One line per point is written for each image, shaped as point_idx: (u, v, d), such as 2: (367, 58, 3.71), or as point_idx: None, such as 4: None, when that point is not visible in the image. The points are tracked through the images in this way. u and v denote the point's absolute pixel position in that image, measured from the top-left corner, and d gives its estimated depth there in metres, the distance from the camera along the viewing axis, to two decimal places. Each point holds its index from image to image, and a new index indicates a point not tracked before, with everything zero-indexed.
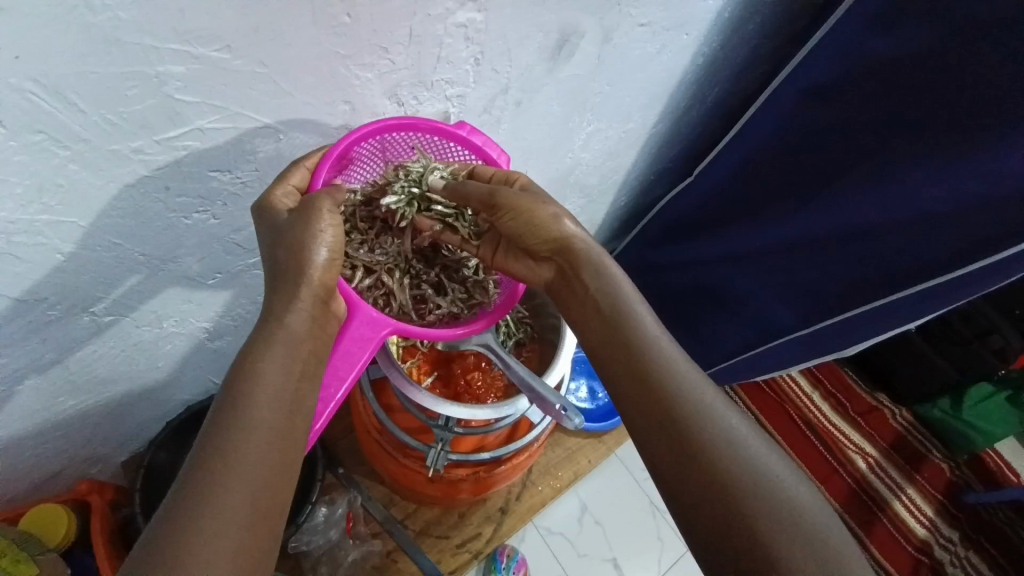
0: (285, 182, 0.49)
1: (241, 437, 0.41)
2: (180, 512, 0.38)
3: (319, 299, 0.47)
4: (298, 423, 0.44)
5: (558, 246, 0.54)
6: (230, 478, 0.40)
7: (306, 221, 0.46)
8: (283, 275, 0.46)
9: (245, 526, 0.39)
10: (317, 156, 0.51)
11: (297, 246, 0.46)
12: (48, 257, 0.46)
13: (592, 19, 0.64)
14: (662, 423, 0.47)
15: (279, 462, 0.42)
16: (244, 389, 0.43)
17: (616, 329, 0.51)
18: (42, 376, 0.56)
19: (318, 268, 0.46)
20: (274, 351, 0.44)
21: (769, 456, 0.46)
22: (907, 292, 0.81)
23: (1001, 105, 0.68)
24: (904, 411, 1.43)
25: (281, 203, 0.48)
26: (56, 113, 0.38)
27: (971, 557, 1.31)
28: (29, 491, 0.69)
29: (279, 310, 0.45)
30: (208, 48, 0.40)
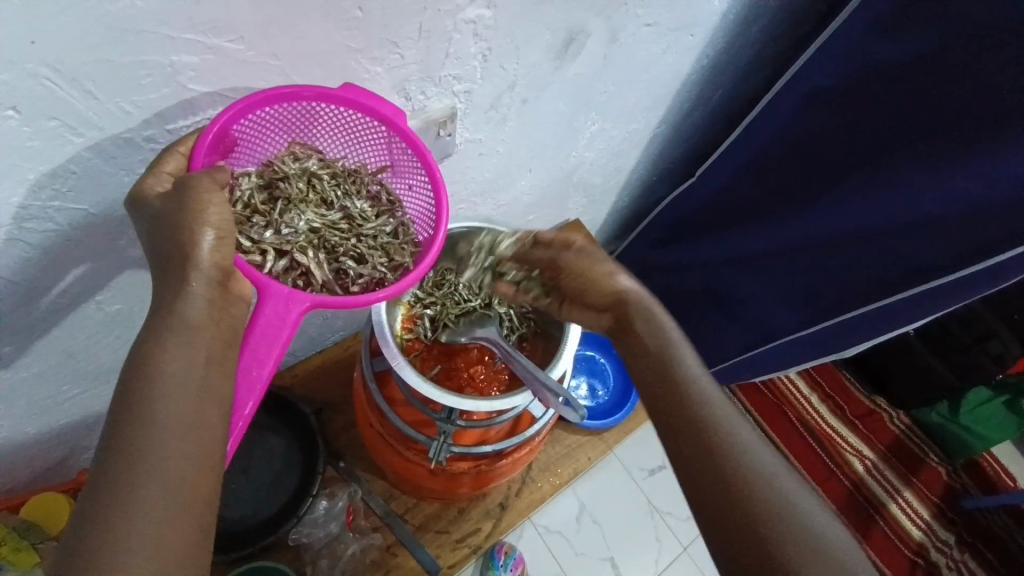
0: (157, 169, 0.42)
1: (147, 434, 0.38)
2: (96, 513, 0.36)
3: (218, 282, 0.41)
4: (211, 414, 0.40)
5: (617, 298, 0.57)
6: (141, 478, 0.37)
7: (183, 202, 0.39)
8: (167, 262, 0.40)
9: (164, 525, 0.37)
10: (192, 138, 0.44)
11: (177, 229, 0.39)
12: (58, 244, 0.47)
13: (598, 18, 0.65)
14: (711, 469, 0.49)
15: (192, 457, 0.38)
16: (144, 379, 0.38)
17: (668, 379, 0.54)
18: (48, 363, 0.57)
19: (205, 248, 0.40)
20: (170, 340, 0.39)
21: (807, 503, 0.49)
22: (907, 294, 0.82)
23: (1003, 109, 0.69)
24: (901, 415, 1.44)
25: (154, 189, 0.41)
26: (71, 100, 0.39)
27: (967, 561, 1.32)
28: (30, 479, 0.69)
29: (169, 299, 0.39)
30: (221, 39, 0.41)
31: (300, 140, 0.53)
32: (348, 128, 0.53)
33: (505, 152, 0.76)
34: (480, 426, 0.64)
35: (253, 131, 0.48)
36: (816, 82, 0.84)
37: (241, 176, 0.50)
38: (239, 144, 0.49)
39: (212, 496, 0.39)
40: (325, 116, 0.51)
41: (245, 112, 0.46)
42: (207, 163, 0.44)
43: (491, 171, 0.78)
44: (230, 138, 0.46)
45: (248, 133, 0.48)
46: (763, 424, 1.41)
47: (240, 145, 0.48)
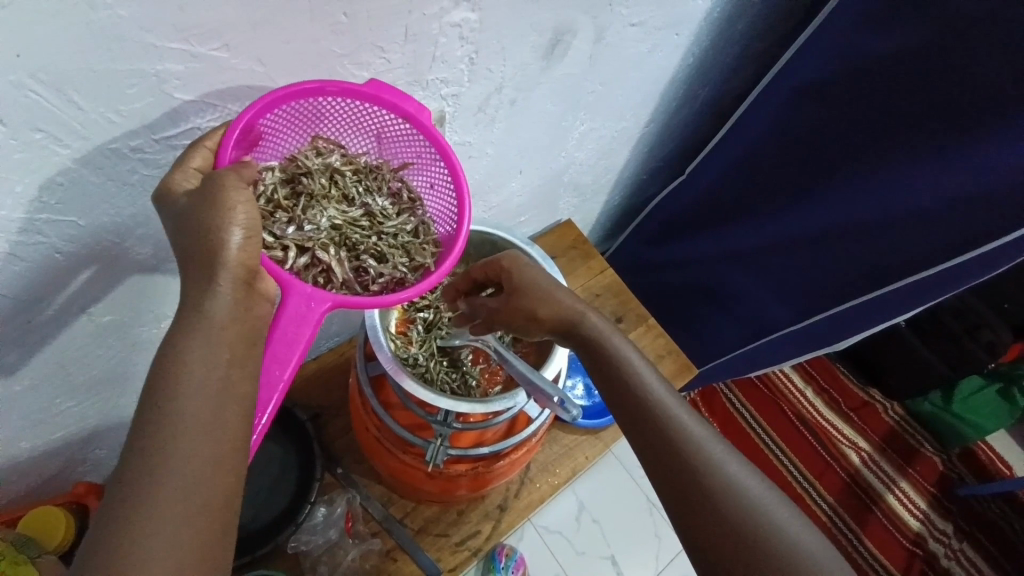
0: (185, 166, 0.42)
1: (171, 438, 0.37)
2: (118, 513, 0.36)
3: (244, 281, 0.40)
4: (235, 416, 0.39)
5: (573, 318, 0.57)
6: (166, 482, 0.37)
7: (211, 200, 0.39)
8: (194, 259, 0.39)
9: (187, 526, 0.37)
10: (219, 134, 0.44)
11: (203, 228, 0.39)
12: (48, 256, 0.47)
13: (585, 19, 0.65)
14: (682, 489, 0.50)
15: (216, 459, 0.38)
16: (168, 381, 0.38)
17: (632, 401, 0.54)
18: (40, 378, 0.56)
19: (233, 246, 0.39)
20: (196, 341, 0.39)
21: (783, 514, 0.49)
22: (896, 285, 0.83)
23: (986, 100, 0.70)
24: (895, 406, 1.45)
25: (182, 186, 0.42)
26: (56, 111, 0.39)
27: (964, 549, 1.33)
28: (23, 494, 0.69)
29: (196, 297, 0.39)
30: (206, 46, 0.41)
31: (321, 133, 0.52)
32: (372, 125, 0.53)
33: (496, 154, 0.76)
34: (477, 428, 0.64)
35: (278, 124, 0.48)
36: (802, 77, 0.84)
37: (264, 171, 0.49)
38: (263, 137, 0.48)
39: (231, 499, 0.39)
40: (350, 111, 0.51)
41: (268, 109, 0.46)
42: (232, 159, 0.44)
43: (481, 173, 0.78)
44: (254, 133, 0.46)
45: (273, 125, 0.48)
46: (760, 419, 1.41)
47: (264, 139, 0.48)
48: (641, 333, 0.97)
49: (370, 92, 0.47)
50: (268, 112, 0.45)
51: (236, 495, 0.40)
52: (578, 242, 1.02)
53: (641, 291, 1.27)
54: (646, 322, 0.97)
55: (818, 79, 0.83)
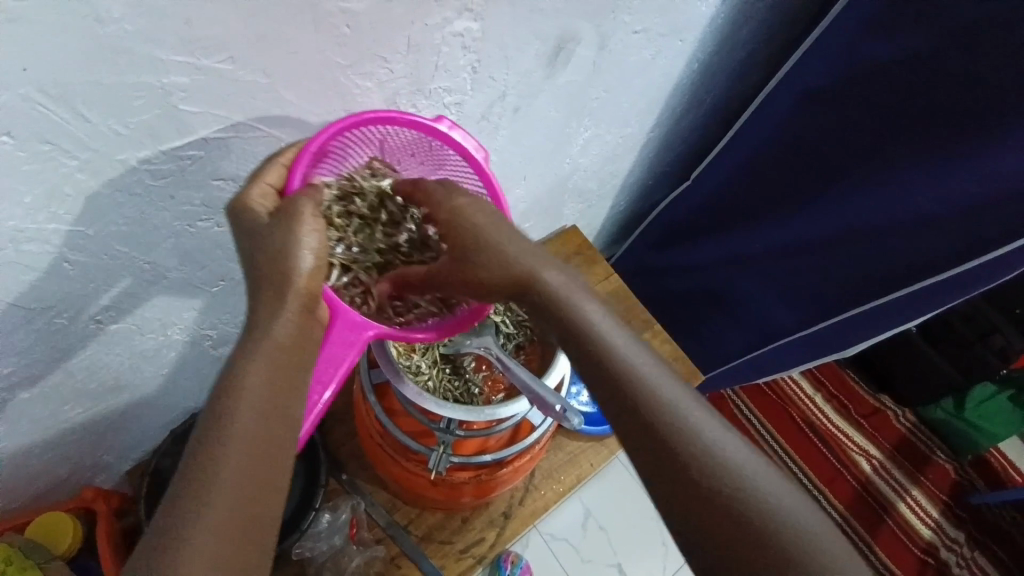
0: (260, 179, 0.47)
1: (225, 451, 0.40)
2: (171, 520, 0.39)
3: (306, 307, 0.45)
4: (282, 433, 0.43)
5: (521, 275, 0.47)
6: (216, 492, 0.39)
7: (289, 226, 0.45)
8: (268, 283, 0.45)
9: (231, 536, 0.39)
10: (293, 152, 0.48)
11: (280, 254, 0.44)
12: (56, 264, 0.47)
13: (587, 26, 0.65)
14: (673, 475, 0.43)
15: (263, 473, 0.41)
16: (229, 398, 0.42)
17: (604, 374, 0.46)
18: (48, 385, 0.57)
19: (303, 274, 0.45)
20: (259, 360, 0.43)
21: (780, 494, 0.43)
22: (903, 292, 0.82)
23: (993, 105, 0.69)
24: (906, 412, 1.44)
25: (259, 205, 0.46)
26: (64, 123, 0.39)
27: (977, 558, 1.31)
28: (34, 499, 0.70)
29: (266, 319, 0.44)
30: (211, 59, 0.41)
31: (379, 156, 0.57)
32: (432, 155, 0.55)
33: (499, 160, 0.76)
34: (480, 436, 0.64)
35: (343, 149, 0.52)
36: (807, 82, 0.84)
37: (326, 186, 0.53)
38: (330, 157, 0.52)
39: (272, 514, 0.42)
40: (409, 142, 0.55)
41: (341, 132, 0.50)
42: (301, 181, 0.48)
43: None
44: (324, 155, 0.50)
45: (342, 146, 0.51)
46: (768, 425, 1.40)
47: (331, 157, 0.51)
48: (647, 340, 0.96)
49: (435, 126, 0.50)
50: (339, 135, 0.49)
51: (276, 511, 0.42)
52: (582, 249, 1.01)
53: (646, 297, 1.26)
54: (651, 328, 0.97)
55: (823, 84, 0.82)
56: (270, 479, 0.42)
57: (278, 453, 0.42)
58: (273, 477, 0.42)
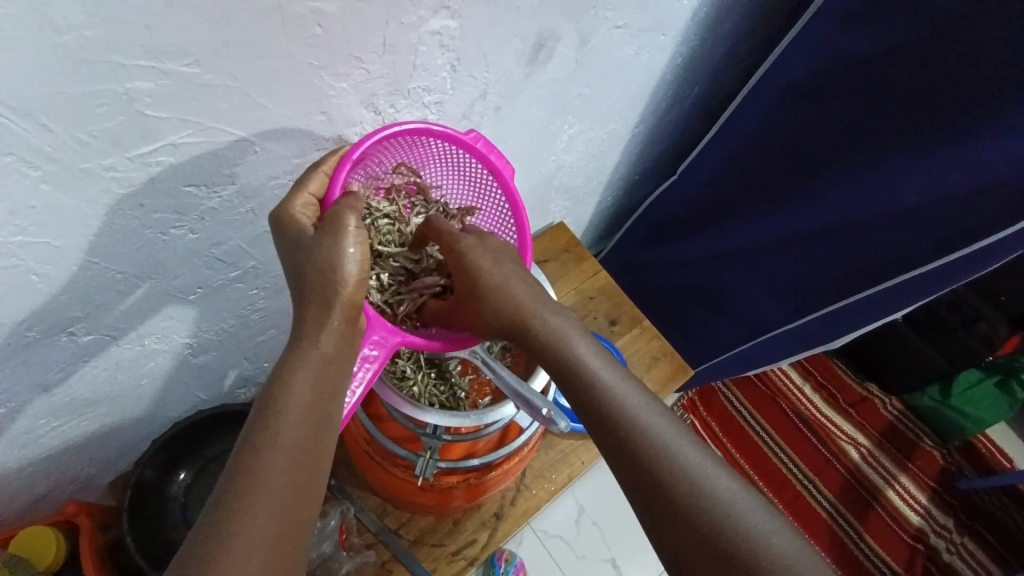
0: (303, 190, 0.49)
1: (270, 453, 0.41)
2: (211, 524, 0.38)
3: (351, 318, 0.46)
4: (324, 439, 0.43)
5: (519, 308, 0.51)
6: (259, 495, 0.39)
7: (336, 238, 0.46)
8: (316, 294, 0.45)
9: (275, 540, 0.39)
10: (334, 160, 0.51)
11: (328, 266, 0.45)
12: (24, 278, 0.46)
13: (568, 23, 0.64)
14: (653, 504, 0.45)
15: (305, 478, 0.41)
16: (275, 405, 0.42)
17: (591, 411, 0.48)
18: (24, 400, 0.56)
19: (348, 285, 0.46)
20: (306, 368, 0.44)
21: (746, 503, 0.44)
22: (890, 283, 0.82)
23: (975, 96, 0.69)
24: (893, 400, 1.44)
25: (303, 217, 0.48)
26: (24, 134, 0.38)
27: (966, 543, 1.32)
28: (16, 514, 0.68)
29: (312, 330, 0.45)
30: (177, 63, 0.40)
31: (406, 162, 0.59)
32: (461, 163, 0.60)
33: None
34: (467, 440, 0.63)
35: (378, 155, 0.55)
36: (790, 75, 0.83)
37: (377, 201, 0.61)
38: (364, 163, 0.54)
39: (309, 526, 0.41)
40: (444, 153, 0.59)
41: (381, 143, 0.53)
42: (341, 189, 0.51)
43: None
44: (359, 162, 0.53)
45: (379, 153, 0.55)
46: (758, 417, 1.41)
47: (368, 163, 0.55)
48: (636, 336, 0.96)
49: (467, 142, 0.54)
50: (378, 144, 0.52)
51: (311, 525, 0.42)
52: (572, 245, 1.01)
53: (635, 292, 1.26)
54: (640, 324, 0.97)
55: (806, 77, 0.82)
56: (311, 486, 0.42)
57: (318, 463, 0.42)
58: (314, 484, 0.42)
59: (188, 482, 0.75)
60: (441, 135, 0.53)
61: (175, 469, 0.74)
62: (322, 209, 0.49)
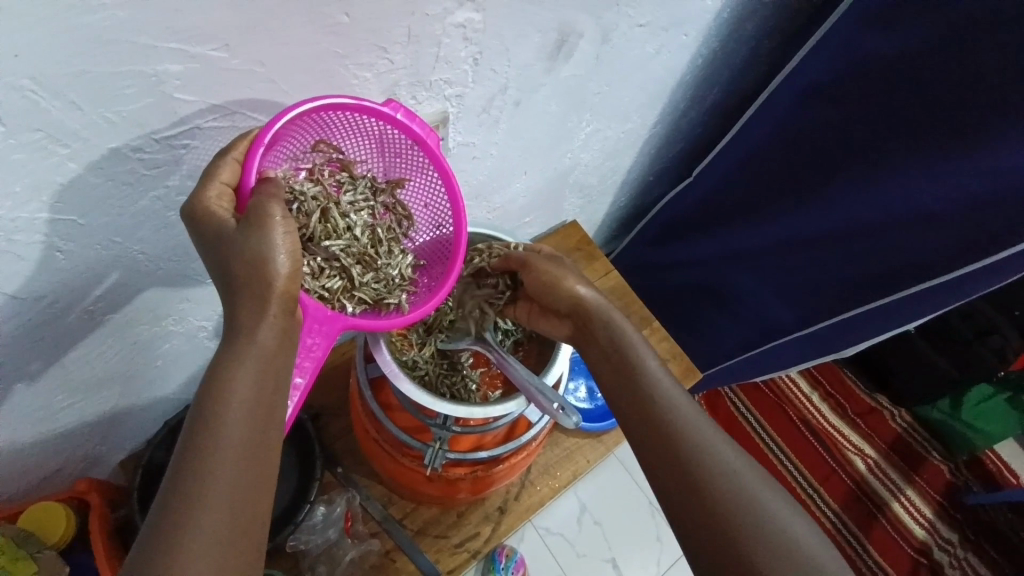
0: (214, 178, 0.44)
1: (215, 454, 0.42)
2: (168, 519, 0.40)
3: (290, 308, 0.44)
4: (271, 433, 0.44)
5: (574, 305, 0.59)
6: (212, 490, 0.41)
7: (259, 232, 0.42)
8: (247, 290, 0.43)
9: (232, 535, 0.41)
10: (244, 145, 0.46)
11: (256, 260, 0.42)
12: (47, 255, 0.47)
13: (590, 19, 0.64)
14: (677, 480, 0.51)
15: (257, 471, 0.43)
16: (216, 402, 0.43)
17: (649, 420, 0.54)
18: (40, 376, 0.57)
19: (282, 277, 0.43)
20: (246, 366, 0.43)
21: (762, 493, 0.50)
22: (905, 292, 0.81)
23: (1001, 106, 0.68)
24: (902, 412, 1.43)
25: (220, 209, 0.44)
26: (53, 112, 0.38)
27: (971, 559, 1.31)
28: (28, 489, 0.69)
29: (249, 324, 0.43)
30: (204, 47, 0.40)
31: (326, 138, 0.52)
32: (384, 139, 0.55)
33: (499, 155, 0.75)
34: (476, 432, 0.64)
35: (296, 132, 0.49)
36: (810, 79, 0.83)
37: (302, 178, 0.53)
38: (278, 144, 0.48)
39: (264, 512, 0.44)
40: (368, 129, 0.53)
41: (300, 120, 0.48)
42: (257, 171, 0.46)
43: (485, 174, 0.77)
44: (278, 139, 0.47)
45: (296, 132, 0.49)
46: (765, 423, 1.40)
47: (283, 143, 0.49)
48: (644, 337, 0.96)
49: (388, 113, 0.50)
50: (295, 121, 0.47)
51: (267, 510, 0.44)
52: (583, 243, 1.01)
53: (645, 293, 1.26)
54: (650, 325, 0.97)
55: (827, 81, 0.81)
56: (262, 479, 0.43)
57: (268, 451, 0.44)
58: (265, 477, 0.44)
59: None
60: (360, 108, 0.48)
61: None
62: (239, 199, 0.45)
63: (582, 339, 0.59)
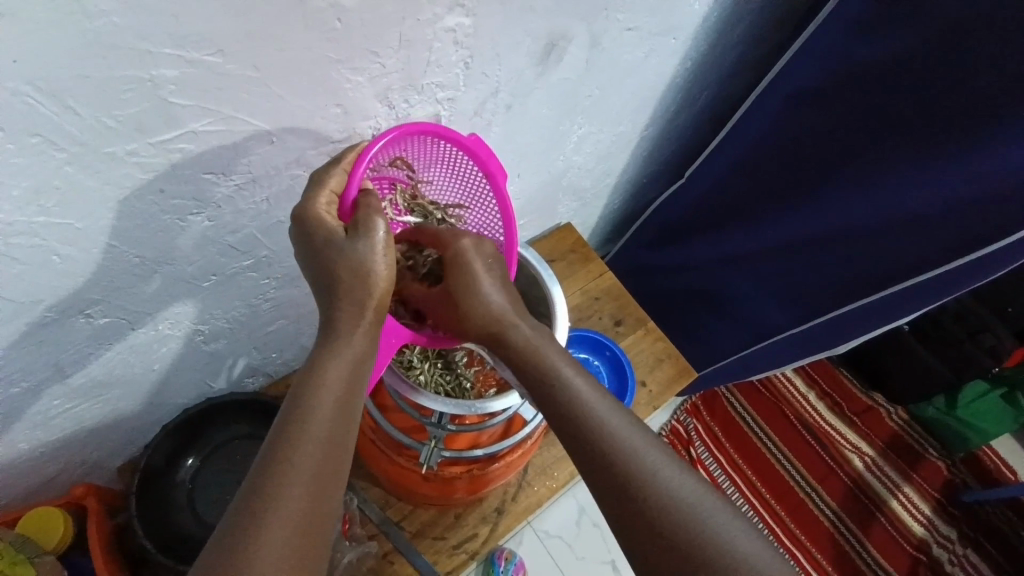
0: (324, 187, 0.50)
1: (302, 448, 0.43)
2: (248, 514, 0.40)
3: (379, 319, 0.49)
4: (349, 434, 0.46)
5: (490, 315, 0.52)
6: (292, 485, 0.41)
7: (365, 240, 0.48)
8: (347, 295, 0.47)
9: (304, 534, 0.41)
10: (352, 157, 0.52)
11: (358, 265, 0.47)
12: (46, 258, 0.47)
13: (579, 24, 0.65)
14: (618, 498, 0.46)
15: (333, 471, 0.44)
16: (306, 400, 0.45)
17: (585, 441, 0.48)
18: (38, 381, 0.57)
19: (380, 287, 0.48)
20: (337, 363, 0.46)
21: (719, 514, 0.45)
22: (896, 288, 0.83)
23: (986, 103, 0.70)
24: (899, 410, 1.45)
25: (326, 214, 0.49)
26: (51, 115, 0.39)
27: (969, 556, 1.32)
28: (25, 494, 0.70)
29: (345, 328, 0.47)
30: (200, 52, 0.41)
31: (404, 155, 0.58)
32: (456, 167, 0.60)
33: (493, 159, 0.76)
34: (471, 430, 0.64)
35: (393, 150, 0.55)
36: (799, 81, 0.84)
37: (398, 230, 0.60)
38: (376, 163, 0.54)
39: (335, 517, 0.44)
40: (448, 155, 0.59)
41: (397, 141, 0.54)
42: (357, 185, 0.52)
43: None
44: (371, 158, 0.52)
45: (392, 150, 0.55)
46: (762, 423, 1.40)
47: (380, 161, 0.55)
48: (640, 338, 0.97)
49: (472, 147, 0.55)
50: (395, 141, 0.53)
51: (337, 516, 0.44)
52: (577, 246, 1.02)
53: (639, 296, 1.27)
54: (645, 326, 0.98)
55: (815, 82, 0.82)
56: (338, 477, 0.44)
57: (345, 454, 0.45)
58: (339, 480, 0.44)
59: (196, 467, 0.76)
60: (449, 137, 0.54)
61: (182, 455, 0.76)
62: (342, 208, 0.51)
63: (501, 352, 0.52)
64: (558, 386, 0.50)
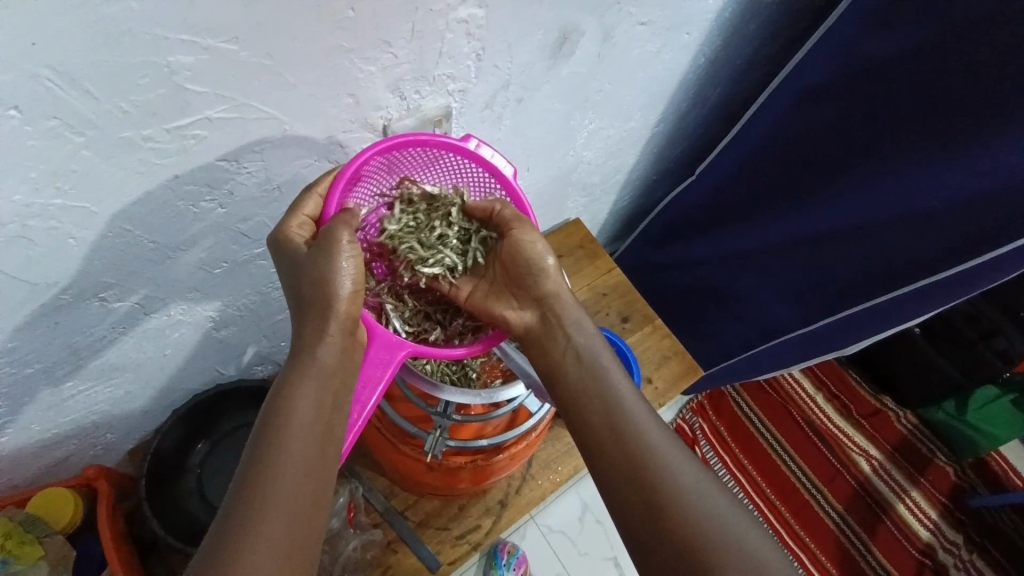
0: (299, 212, 0.51)
1: (278, 466, 0.44)
2: (230, 531, 0.42)
3: (347, 330, 0.49)
4: (331, 452, 0.47)
5: (545, 291, 0.57)
6: (271, 502, 0.43)
7: (330, 253, 0.47)
8: (314, 308, 0.48)
9: (287, 547, 0.42)
10: (328, 180, 0.53)
11: (323, 280, 0.47)
12: (61, 241, 0.48)
13: (591, 18, 0.65)
14: (630, 479, 0.49)
15: (313, 486, 0.45)
16: (279, 419, 0.46)
17: (608, 422, 0.52)
18: (51, 363, 0.58)
19: (344, 299, 0.48)
20: (307, 384, 0.47)
21: (730, 512, 0.47)
22: (905, 289, 0.82)
23: (999, 103, 0.69)
24: (908, 414, 1.44)
25: (297, 235, 0.50)
26: (69, 99, 0.40)
27: (975, 561, 1.30)
28: (37, 475, 0.71)
29: (312, 343, 0.48)
30: (215, 39, 0.42)
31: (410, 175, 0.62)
32: (456, 172, 0.62)
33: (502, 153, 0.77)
34: (476, 420, 0.66)
35: (373, 172, 0.57)
36: (811, 78, 0.83)
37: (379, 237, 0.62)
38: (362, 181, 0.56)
39: (319, 530, 0.45)
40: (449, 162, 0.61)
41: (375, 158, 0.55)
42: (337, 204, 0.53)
43: None
44: (358, 175, 0.54)
45: (373, 170, 0.56)
46: (768, 424, 1.40)
47: (366, 180, 0.57)
48: (647, 334, 0.97)
49: (466, 149, 0.57)
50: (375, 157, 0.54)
51: (321, 529, 0.46)
52: (585, 242, 1.02)
53: (647, 294, 1.26)
54: (652, 323, 0.98)
55: (827, 80, 0.82)
56: (321, 489, 0.46)
57: (326, 468, 0.46)
58: (321, 493, 0.46)
59: (206, 451, 0.78)
60: (441, 142, 0.55)
61: (192, 441, 0.77)
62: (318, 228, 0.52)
63: (545, 331, 0.57)
64: (593, 367, 0.55)
